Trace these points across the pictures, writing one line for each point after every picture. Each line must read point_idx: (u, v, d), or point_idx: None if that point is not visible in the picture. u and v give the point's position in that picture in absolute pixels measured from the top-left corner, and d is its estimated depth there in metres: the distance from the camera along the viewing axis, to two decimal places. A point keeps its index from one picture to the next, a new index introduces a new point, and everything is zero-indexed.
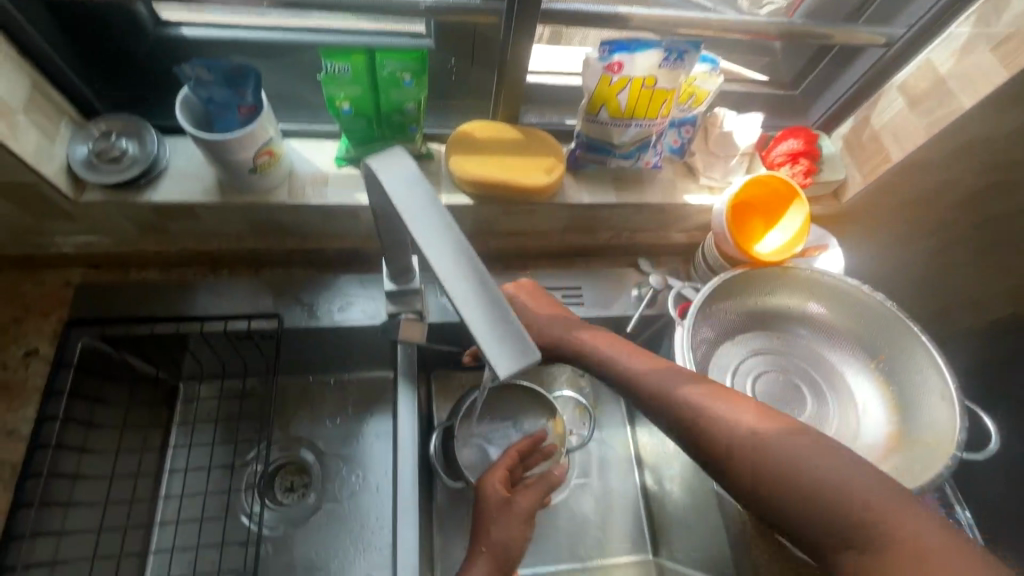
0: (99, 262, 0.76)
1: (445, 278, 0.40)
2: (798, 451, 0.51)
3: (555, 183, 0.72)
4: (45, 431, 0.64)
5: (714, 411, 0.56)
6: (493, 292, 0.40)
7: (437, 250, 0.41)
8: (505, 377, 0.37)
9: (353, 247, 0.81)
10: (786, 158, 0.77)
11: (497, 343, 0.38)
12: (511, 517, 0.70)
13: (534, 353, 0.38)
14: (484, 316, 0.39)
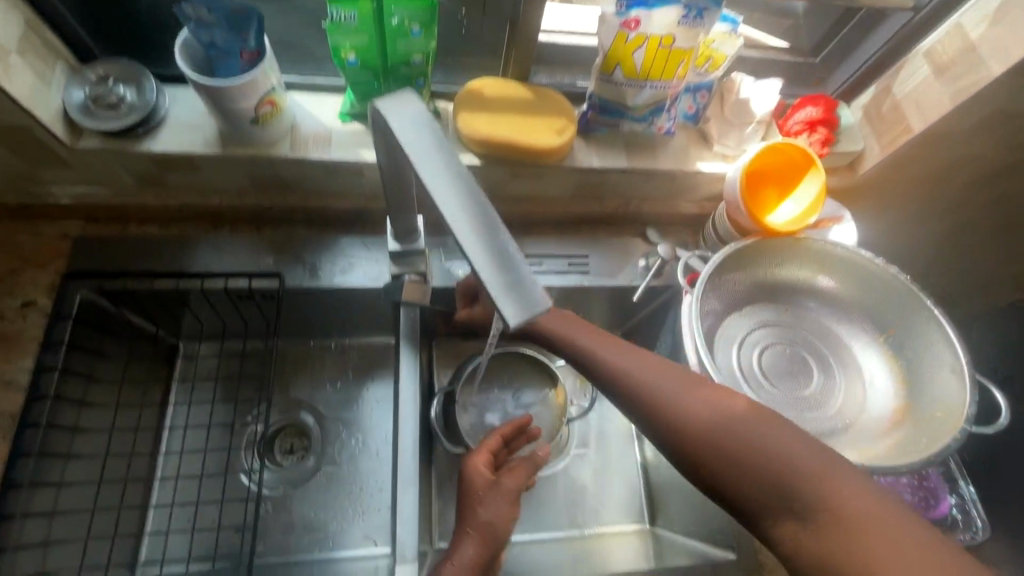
0: (97, 215, 0.75)
1: (456, 223, 0.38)
2: (770, 436, 0.49)
3: (565, 145, 0.70)
4: (44, 383, 0.63)
5: (671, 395, 0.53)
6: (505, 241, 0.39)
7: (447, 196, 0.40)
8: (515, 327, 0.35)
9: (357, 208, 0.79)
10: (804, 126, 0.75)
11: (507, 291, 0.37)
12: (500, 497, 0.66)
13: (545, 301, 0.37)
14: (493, 264, 0.37)
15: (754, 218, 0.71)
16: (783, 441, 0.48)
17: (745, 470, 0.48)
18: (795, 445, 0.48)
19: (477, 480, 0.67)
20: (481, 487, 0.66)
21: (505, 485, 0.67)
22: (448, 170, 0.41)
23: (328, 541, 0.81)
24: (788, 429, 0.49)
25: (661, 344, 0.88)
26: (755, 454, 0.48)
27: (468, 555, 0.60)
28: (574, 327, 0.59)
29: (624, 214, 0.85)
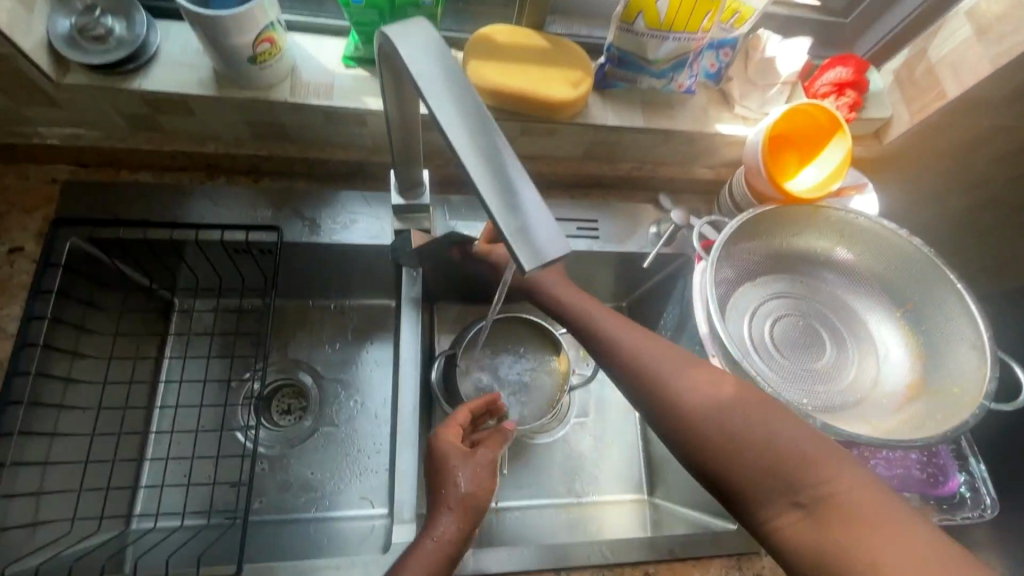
0: (87, 160, 0.71)
1: (471, 163, 0.36)
2: (767, 424, 0.46)
3: (579, 99, 0.67)
4: (33, 330, 0.61)
5: (669, 376, 0.51)
6: (524, 183, 0.37)
7: (462, 135, 0.37)
8: (529, 269, 0.34)
9: (359, 161, 0.76)
10: (832, 88, 0.72)
11: (524, 235, 0.35)
12: (475, 470, 0.60)
13: (563, 243, 0.35)
14: (510, 207, 0.36)
15: (775, 185, 0.68)
16: (780, 430, 0.46)
17: (740, 459, 0.45)
18: (792, 434, 0.46)
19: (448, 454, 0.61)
20: (454, 460, 0.61)
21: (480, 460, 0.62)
22: (460, 109, 0.38)
23: (324, 501, 0.80)
24: (785, 417, 0.46)
25: (668, 314, 0.86)
26: (749, 444, 0.46)
27: (448, 530, 0.55)
28: (584, 299, 0.61)
29: (636, 178, 0.82)
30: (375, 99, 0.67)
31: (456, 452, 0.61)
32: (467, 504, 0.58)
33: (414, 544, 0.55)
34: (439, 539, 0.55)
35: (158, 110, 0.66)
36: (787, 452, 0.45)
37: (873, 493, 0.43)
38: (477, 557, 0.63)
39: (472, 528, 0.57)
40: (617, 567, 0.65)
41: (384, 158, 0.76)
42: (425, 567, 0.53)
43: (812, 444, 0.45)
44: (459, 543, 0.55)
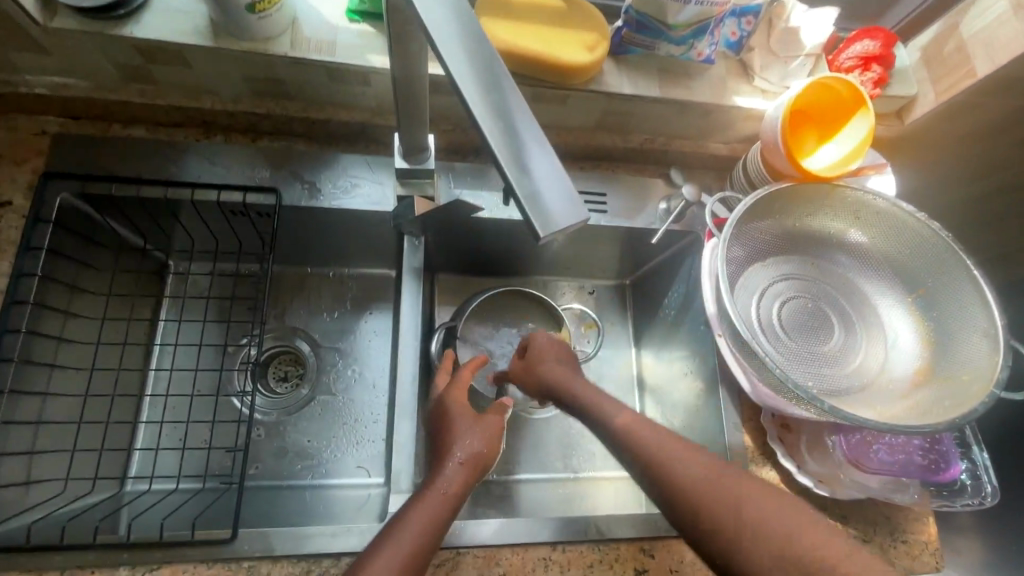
0: (76, 112, 0.68)
1: (485, 123, 0.35)
2: (747, 494, 0.47)
3: (596, 64, 0.64)
4: (22, 288, 0.60)
5: (649, 443, 0.53)
6: (540, 144, 0.35)
7: (475, 89, 0.35)
8: (544, 235, 0.33)
9: (362, 123, 0.73)
10: (857, 63, 0.69)
11: (540, 199, 0.34)
12: (485, 430, 0.61)
13: (583, 211, 0.34)
14: (526, 169, 0.34)
15: (794, 162, 0.65)
16: (758, 496, 0.47)
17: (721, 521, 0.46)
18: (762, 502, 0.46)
19: (456, 416, 0.62)
20: (462, 425, 0.61)
21: (488, 422, 0.62)
22: (473, 61, 0.36)
23: (319, 469, 0.80)
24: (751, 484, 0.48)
25: (673, 292, 0.85)
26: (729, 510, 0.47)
27: (454, 481, 0.56)
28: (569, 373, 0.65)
29: (647, 151, 0.80)
30: (380, 57, 0.64)
31: (467, 418, 0.62)
32: (472, 456, 0.58)
33: (415, 497, 0.54)
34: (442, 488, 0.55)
35: (152, 60, 0.62)
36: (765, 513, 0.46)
37: (836, 545, 0.44)
38: (476, 529, 0.63)
39: (470, 489, 0.57)
40: (613, 543, 0.65)
41: (388, 121, 0.73)
42: (424, 522, 0.52)
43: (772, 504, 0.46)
44: (456, 497, 0.55)
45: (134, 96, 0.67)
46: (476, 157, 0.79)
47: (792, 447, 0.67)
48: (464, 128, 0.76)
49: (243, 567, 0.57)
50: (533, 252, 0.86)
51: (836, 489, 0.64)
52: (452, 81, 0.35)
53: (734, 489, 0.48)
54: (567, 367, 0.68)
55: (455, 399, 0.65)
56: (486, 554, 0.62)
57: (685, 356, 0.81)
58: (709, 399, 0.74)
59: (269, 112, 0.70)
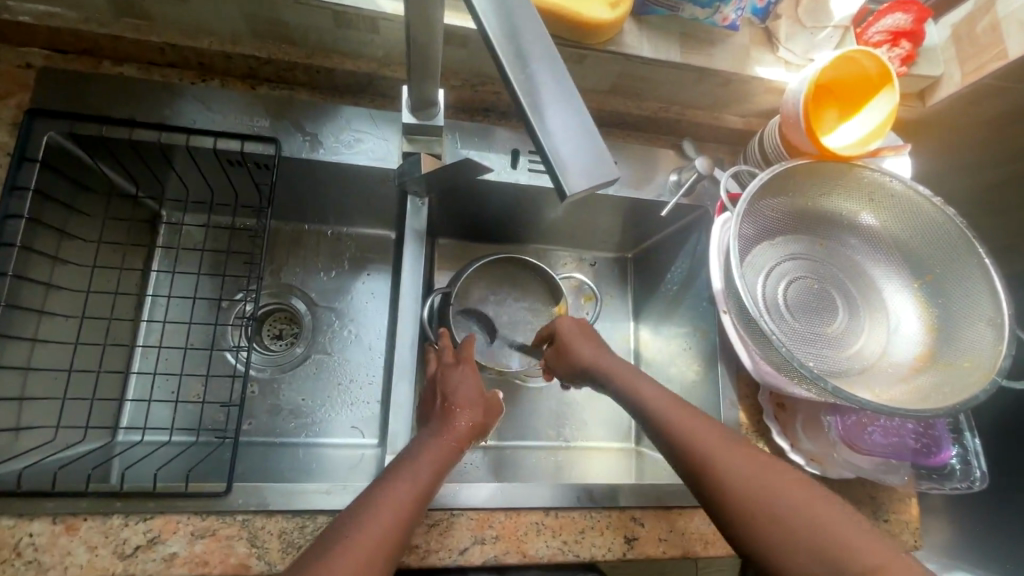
0: (64, 46, 0.64)
1: (513, 76, 0.33)
2: (756, 467, 0.49)
3: (618, 22, 0.61)
4: (11, 229, 0.57)
5: (664, 417, 0.55)
6: (572, 97, 0.33)
7: (503, 41, 0.33)
8: (572, 194, 0.32)
9: (368, 73, 0.69)
10: (887, 37, 0.66)
11: (571, 155, 0.32)
12: (485, 403, 0.64)
13: (613, 170, 0.32)
14: (556, 124, 0.32)
15: (814, 139, 0.63)
16: (766, 470, 0.48)
17: (723, 489, 0.48)
18: (765, 472, 0.48)
19: (464, 386, 0.64)
20: (469, 397, 0.63)
21: (489, 401, 0.64)
22: (501, 7, 0.33)
23: (313, 427, 0.80)
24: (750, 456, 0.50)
25: (676, 268, 0.84)
26: (732, 481, 0.48)
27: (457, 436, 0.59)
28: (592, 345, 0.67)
29: (661, 120, 0.77)
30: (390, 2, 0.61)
31: (475, 393, 0.63)
32: (475, 424, 0.61)
33: (408, 457, 0.55)
34: (444, 447, 0.57)
35: None
36: (768, 485, 0.47)
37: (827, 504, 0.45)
38: (471, 492, 0.63)
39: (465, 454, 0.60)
40: (606, 510, 0.66)
41: (395, 73, 0.69)
42: (426, 477, 0.53)
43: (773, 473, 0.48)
44: (453, 457, 0.57)
45: (124, 31, 0.63)
46: (483, 117, 0.76)
47: (786, 426, 0.68)
48: (475, 85, 0.73)
49: (237, 520, 0.57)
50: (537, 220, 0.84)
51: (829, 468, 0.65)
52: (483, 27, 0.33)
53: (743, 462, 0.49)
54: (594, 345, 0.67)
55: (465, 371, 0.66)
56: (479, 516, 0.63)
57: (684, 333, 0.81)
58: (707, 375, 0.74)
59: (270, 56, 0.66)
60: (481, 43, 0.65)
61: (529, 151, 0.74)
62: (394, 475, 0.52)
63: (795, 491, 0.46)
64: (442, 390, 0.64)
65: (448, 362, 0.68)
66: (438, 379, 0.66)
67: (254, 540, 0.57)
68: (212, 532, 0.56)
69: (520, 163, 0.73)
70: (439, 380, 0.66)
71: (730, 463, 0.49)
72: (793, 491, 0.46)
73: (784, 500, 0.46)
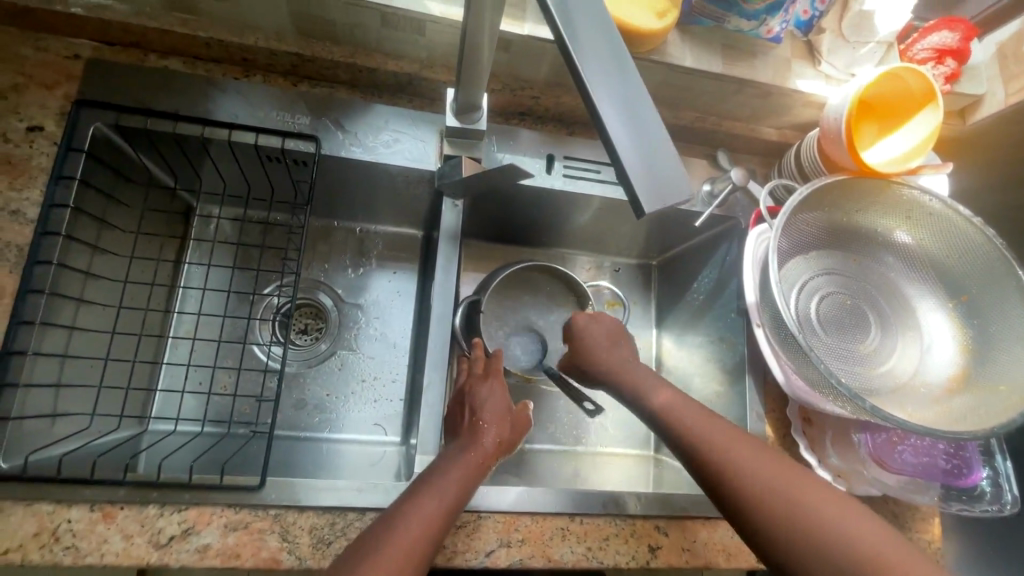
0: (111, 38, 0.65)
1: (595, 91, 0.34)
2: (783, 476, 0.48)
3: (665, 32, 0.61)
4: (55, 218, 0.58)
5: (681, 422, 0.56)
6: (646, 109, 0.35)
7: (581, 49, 0.34)
8: (647, 210, 0.35)
9: (409, 74, 0.69)
10: (932, 55, 0.66)
11: (648, 171, 0.34)
12: (513, 422, 0.64)
13: (685, 190, 0.35)
14: (634, 138, 0.34)
15: (855, 154, 0.63)
16: (791, 477, 0.48)
17: (751, 497, 0.48)
18: (788, 482, 0.48)
19: (492, 402, 0.64)
20: (498, 413, 0.63)
21: (517, 416, 0.65)
22: (564, 10, 0.34)
23: (335, 421, 0.80)
24: (773, 463, 0.50)
25: (703, 277, 0.84)
26: (762, 489, 0.48)
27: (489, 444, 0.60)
28: (613, 354, 0.66)
29: (697, 129, 0.77)
30: (438, 5, 0.61)
31: (502, 408, 0.64)
32: (502, 441, 0.61)
33: (438, 467, 0.55)
34: (468, 461, 0.57)
35: None
36: (803, 498, 0.46)
37: (858, 516, 0.45)
38: (498, 496, 0.63)
39: (489, 472, 0.60)
40: (630, 519, 0.66)
41: (436, 75, 0.70)
42: (454, 485, 0.54)
43: (797, 480, 0.48)
44: (479, 474, 0.57)
45: (173, 25, 0.63)
46: (520, 121, 0.76)
47: (815, 442, 0.68)
48: (514, 89, 0.72)
49: (269, 514, 0.58)
50: (565, 224, 0.85)
51: (855, 484, 0.65)
52: (556, 30, 0.34)
53: (769, 471, 0.49)
54: (611, 347, 0.67)
55: (494, 387, 0.66)
56: (506, 519, 0.63)
57: (710, 343, 0.80)
58: (733, 388, 0.74)
59: (313, 55, 0.67)
60: (524, 49, 0.65)
61: (564, 157, 0.74)
62: (423, 488, 0.53)
63: (835, 509, 0.45)
64: (468, 402, 0.64)
65: (478, 374, 0.68)
66: (465, 391, 0.66)
67: (286, 534, 0.57)
68: (245, 525, 0.57)
69: (555, 168, 0.73)
70: (466, 392, 0.65)
71: (761, 477, 0.49)
72: (831, 507, 0.46)
73: (823, 516, 0.45)
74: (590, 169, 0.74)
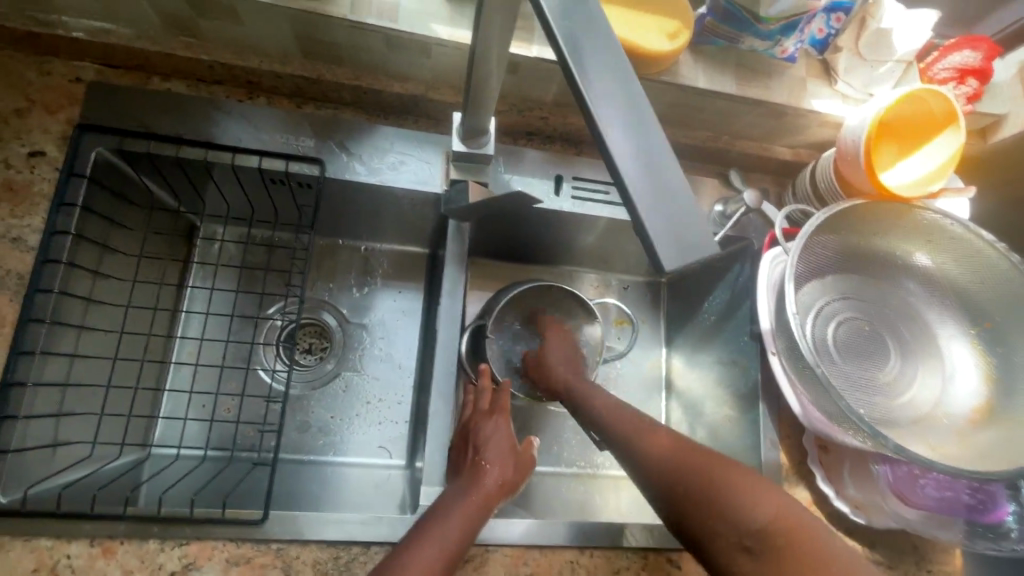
0: (114, 60, 0.64)
1: (612, 139, 0.32)
2: (721, 477, 0.48)
3: (676, 53, 0.59)
4: (56, 246, 0.57)
5: (635, 443, 0.57)
6: (669, 161, 0.33)
7: (598, 93, 0.32)
8: (669, 271, 0.33)
9: (415, 95, 0.68)
10: (954, 75, 0.64)
11: (669, 230, 0.32)
12: (518, 461, 0.64)
13: (710, 244, 0.33)
14: (654, 196, 0.32)
15: (873, 176, 0.61)
16: (726, 477, 0.48)
17: (696, 502, 0.48)
18: (725, 481, 0.48)
19: (496, 439, 0.64)
20: (502, 452, 0.62)
21: (522, 458, 0.64)
22: (578, 53, 0.32)
23: (340, 444, 0.79)
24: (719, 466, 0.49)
25: (713, 297, 0.81)
26: (706, 491, 0.47)
27: (494, 477, 0.59)
28: (595, 389, 0.68)
29: (709, 149, 0.75)
30: (444, 27, 0.60)
31: (506, 448, 0.63)
32: (504, 483, 0.60)
33: (443, 506, 0.55)
34: (470, 504, 0.56)
35: (201, 12, 0.58)
36: (715, 484, 0.47)
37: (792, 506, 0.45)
38: (506, 529, 0.62)
39: (492, 513, 0.59)
40: (639, 552, 0.64)
41: (442, 96, 0.69)
42: (463, 520, 0.53)
43: (734, 476, 0.48)
44: (482, 517, 0.56)
45: (176, 48, 0.63)
46: (527, 141, 0.75)
47: (831, 472, 0.67)
48: (522, 110, 0.71)
49: (271, 549, 0.57)
50: (573, 244, 0.83)
51: (874, 517, 0.65)
52: (572, 76, 0.32)
53: (709, 474, 0.49)
54: (572, 374, 0.72)
55: (499, 424, 0.66)
56: (514, 553, 0.62)
57: (721, 366, 0.78)
58: (746, 414, 0.72)
59: (317, 77, 0.66)
60: (533, 70, 0.64)
61: (573, 177, 0.72)
62: (434, 522, 0.53)
63: (769, 502, 0.45)
64: (473, 439, 0.64)
65: (483, 411, 0.67)
66: (470, 426, 0.66)
67: (288, 569, 0.56)
68: (247, 560, 0.56)
69: (563, 190, 0.72)
70: (471, 428, 0.65)
71: (701, 479, 0.49)
72: (763, 500, 0.45)
73: (757, 508, 0.45)
74: (599, 189, 0.73)
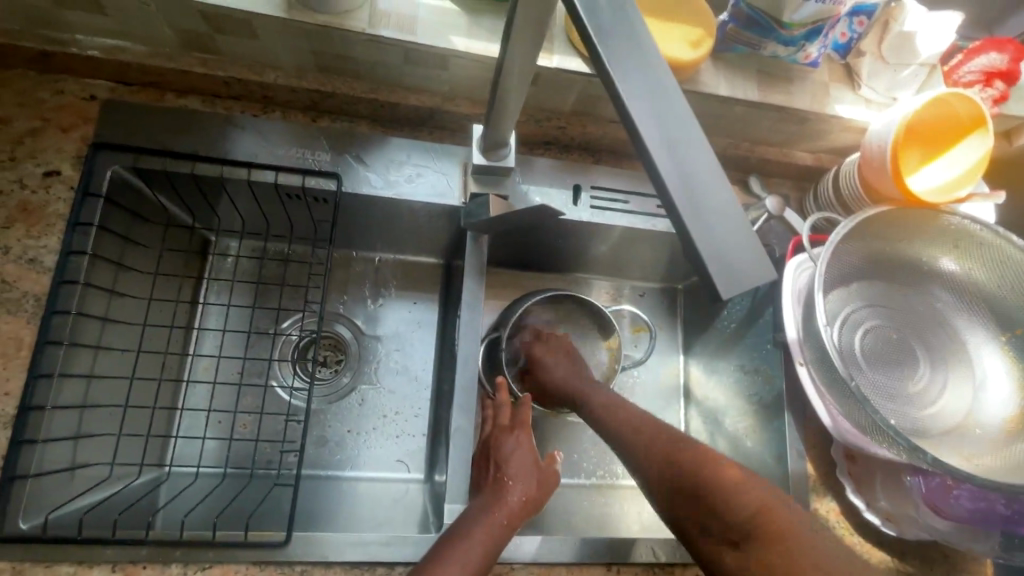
0: (127, 77, 0.63)
1: (661, 162, 0.31)
2: (717, 471, 0.51)
3: (698, 62, 0.59)
4: (73, 266, 0.57)
5: (637, 446, 0.59)
6: (719, 183, 0.32)
7: (643, 111, 0.31)
8: (727, 299, 0.31)
9: (431, 107, 0.68)
10: (980, 77, 0.63)
11: (724, 256, 0.31)
12: (542, 476, 0.63)
13: (766, 268, 0.32)
14: (704, 218, 0.31)
15: (900, 183, 0.60)
16: (724, 471, 0.51)
17: (692, 490, 0.52)
18: (720, 472, 0.51)
19: (517, 455, 0.63)
20: (524, 468, 0.62)
21: (544, 473, 0.63)
22: (618, 68, 0.31)
23: (357, 459, 0.77)
24: (719, 461, 0.53)
25: (734, 303, 0.77)
26: (702, 482, 0.51)
27: (518, 493, 0.59)
28: (602, 396, 0.68)
29: (728, 156, 0.74)
30: (463, 39, 0.59)
31: (528, 463, 0.62)
32: (527, 499, 0.59)
33: (472, 519, 0.55)
34: (492, 522, 0.55)
35: (217, 28, 0.58)
36: (711, 480, 0.51)
37: (775, 501, 0.49)
38: (534, 545, 0.61)
39: (515, 532, 0.57)
40: (666, 566, 0.64)
41: (459, 107, 0.68)
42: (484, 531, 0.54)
43: (729, 471, 0.51)
44: (504, 536, 0.55)
45: (191, 65, 0.62)
46: (544, 151, 0.74)
47: (862, 483, 0.66)
48: (539, 120, 0.71)
49: (295, 571, 0.56)
50: (590, 253, 0.82)
51: (907, 530, 0.64)
52: (614, 92, 0.31)
53: (707, 467, 0.52)
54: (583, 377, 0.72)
55: (520, 439, 0.65)
56: (540, 570, 0.61)
57: (743, 375, 0.76)
58: (771, 425, 0.71)
59: (333, 91, 0.65)
60: (552, 80, 0.64)
61: (591, 187, 0.72)
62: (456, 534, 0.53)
63: (751, 493, 0.49)
64: (494, 455, 0.63)
65: (503, 426, 0.67)
66: (491, 443, 0.65)
67: None
68: None
69: (581, 200, 0.71)
70: (492, 443, 0.65)
71: (700, 471, 0.52)
72: (745, 492, 0.49)
73: (739, 497, 0.49)
74: (617, 199, 0.72)
